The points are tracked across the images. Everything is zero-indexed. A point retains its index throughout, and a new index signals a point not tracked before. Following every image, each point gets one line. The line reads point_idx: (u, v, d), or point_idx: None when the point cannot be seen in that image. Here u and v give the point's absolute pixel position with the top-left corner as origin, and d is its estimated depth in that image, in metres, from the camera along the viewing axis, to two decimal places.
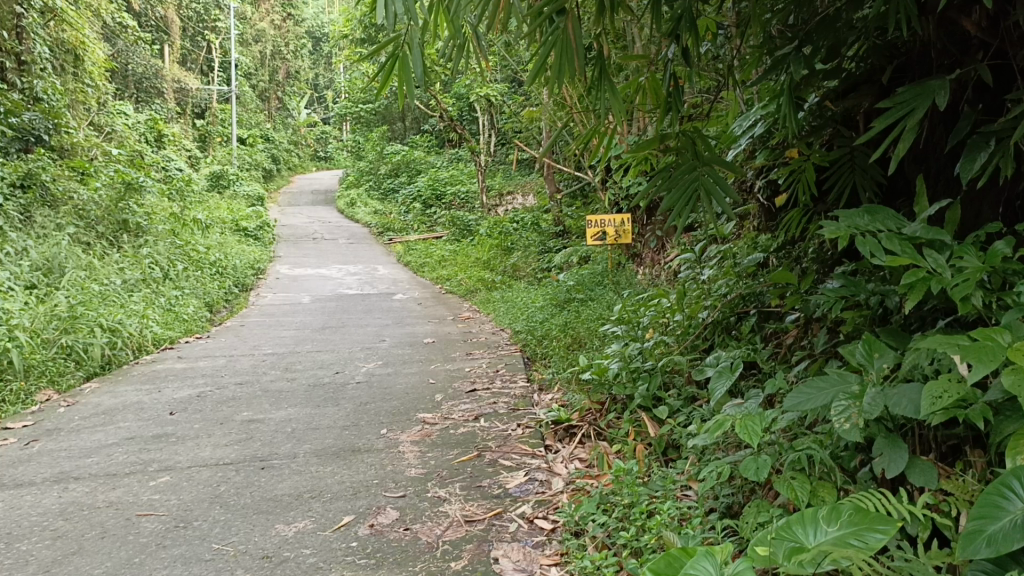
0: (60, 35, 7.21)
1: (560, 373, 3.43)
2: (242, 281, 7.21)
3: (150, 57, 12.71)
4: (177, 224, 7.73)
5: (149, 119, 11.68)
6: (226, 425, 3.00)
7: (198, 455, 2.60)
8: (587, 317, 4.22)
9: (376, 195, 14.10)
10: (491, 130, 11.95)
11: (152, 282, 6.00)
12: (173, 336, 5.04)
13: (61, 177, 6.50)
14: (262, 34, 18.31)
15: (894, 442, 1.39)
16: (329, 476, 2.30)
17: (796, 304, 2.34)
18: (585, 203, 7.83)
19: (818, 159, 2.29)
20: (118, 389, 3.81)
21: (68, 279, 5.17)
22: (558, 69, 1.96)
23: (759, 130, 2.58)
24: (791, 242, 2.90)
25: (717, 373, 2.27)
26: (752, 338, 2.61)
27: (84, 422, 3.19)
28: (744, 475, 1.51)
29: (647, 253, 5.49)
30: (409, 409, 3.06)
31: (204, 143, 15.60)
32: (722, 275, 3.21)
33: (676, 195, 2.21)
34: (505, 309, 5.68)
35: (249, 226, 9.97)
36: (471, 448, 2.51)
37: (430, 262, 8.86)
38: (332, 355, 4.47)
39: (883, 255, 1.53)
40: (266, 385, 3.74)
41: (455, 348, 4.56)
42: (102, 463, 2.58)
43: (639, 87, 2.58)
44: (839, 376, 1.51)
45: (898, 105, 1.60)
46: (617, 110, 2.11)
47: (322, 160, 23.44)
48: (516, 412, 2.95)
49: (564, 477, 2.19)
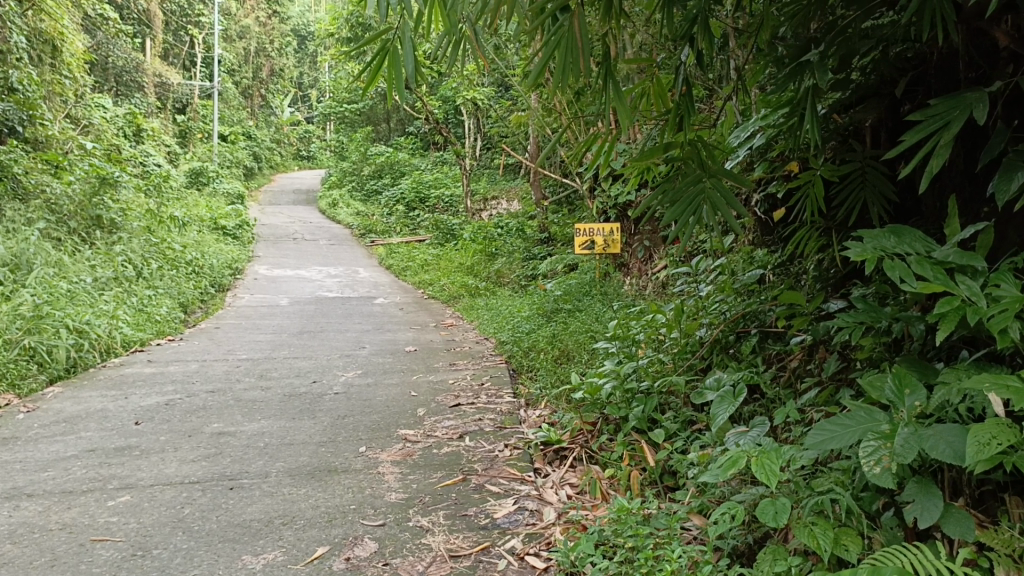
0: (37, 24, 7.00)
1: (548, 389, 3.29)
2: (219, 282, 7.02)
3: (131, 51, 12.48)
4: (153, 221, 7.52)
5: (127, 114, 11.43)
6: (195, 438, 2.83)
7: (162, 472, 2.43)
8: (575, 329, 4.09)
9: (359, 196, 13.91)
10: (477, 134, 11.83)
11: (124, 281, 5.80)
12: (144, 338, 4.85)
13: (33, 170, 6.28)
14: (246, 30, 18.09)
15: (928, 488, 1.25)
16: (302, 499, 2.15)
17: (801, 326, 2.23)
18: (572, 210, 7.72)
19: (828, 174, 2.17)
20: (83, 395, 3.63)
21: (36, 276, 4.96)
22: (561, 71, 1.81)
23: (761, 142, 2.45)
24: (791, 259, 2.79)
25: (719, 399, 2.15)
26: (754, 360, 2.48)
27: (43, 431, 3.01)
28: (761, 521, 1.36)
29: (635, 263, 5.38)
30: (390, 425, 2.90)
31: (184, 139, 15.35)
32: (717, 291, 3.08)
33: (679, 207, 2.06)
34: (489, 318, 5.53)
35: (227, 225, 9.77)
36: (456, 470, 2.36)
37: (413, 265, 8.69)
38: (310, 363, 4.31)
39: (913, 281, 1.37)
40: (239, 393, 3.57)
41: (438, 358, 4.41)
42: (59, 479, 2.40)
43: (644, 89, 2.45)
44: (866, 413, 1.37)
45: (930, 118, 1.46)
46: (622, 117, 1.96)
47: (305, 159, 23.15)
48: (502, 431, 2.80)
49: (556, 507, 2.05)
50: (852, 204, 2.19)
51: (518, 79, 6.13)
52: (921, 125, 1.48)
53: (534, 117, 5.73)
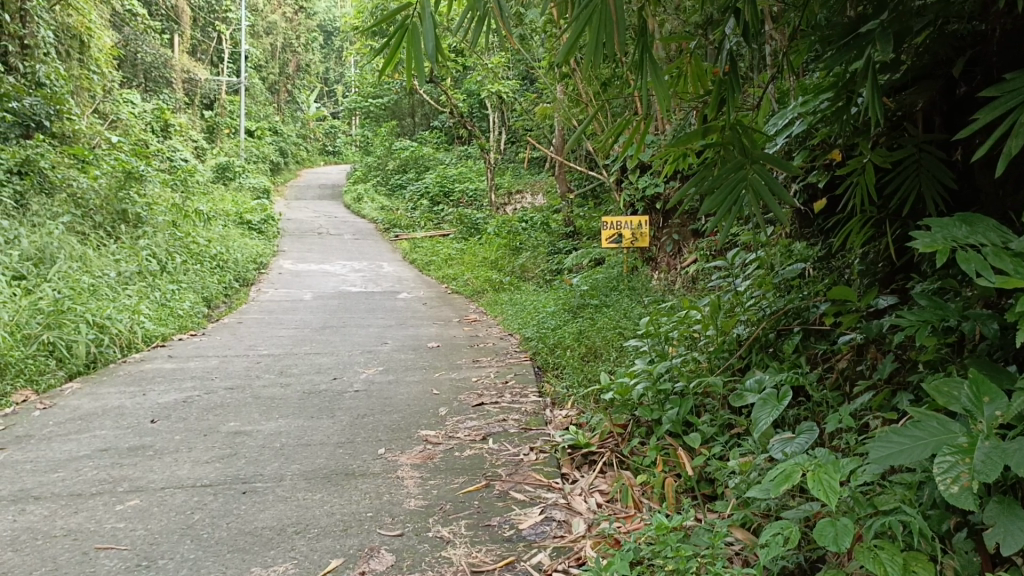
0: (65, 19, 6.99)
1: (575, 388, 3.16)
2: (243, 276, 6.96)
3: (159, 47, 12.49)
4: (179, 215, 7.48)
5: (155, 109, 11.45)
6: (210, 437, 2.74)
7: (174, 473, 2.33)
8: (603, 325, 3.95)
9: (383, 190, 13.82)
10: (501, 127, 11.72)
11: (148, 275, 5.75)
12: (166, 333, 4.77)
13: (60, 165, 6.26)
14: (273, 26, 18.10)
15: (1012, 510, 1.12)
16: (317, 505, 2.04)
17: (852, 323, 2.10)
18: (598, 203, 7.55)
19: (880, 161, 2.04)
20: (101, 391, 3.55)
21: (59, 271, 4.90)
22: (593, 47, 1.66)
23: (803, 128, 2.32)
24: (835, 253, 2.66)
25: (761, 402, 2.03)
26: (797, 360, 2.34)
27: (57, 429, 2.93)
28: (819, 542, 1.23)
29: (663, 257, 5.23)
30: (410, 424, 2.79)
31: (211, 135, 15.38)
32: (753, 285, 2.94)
33: (718, 195, 1.91)
34: (513, 313, 5.41)
35: (253, 219, 9.72)
36: (479, 475, 2.24)
37: (436, 260, 8.58)
38: (331, 359, 4.21)
39: (992, 275, 1.22)
40: (258, 391, 3.47)
41: (460, 354, 4.29)
42: (69, 481, 2.31)
43: (681, 69, 2.31)
44: (939, 424, 1.24)
45: (1007, 94, 1.33)
46: (660, 98, 1.81)
47: (331, 154, 23.07)
48: (527, 433, 2.67)
49: (586, 518, 1.93)
50: (905, 193, 2.07)
51: (544, 70, 5.99)
52: (997, 102, 1.34)
53: (560, 109, 5.61)
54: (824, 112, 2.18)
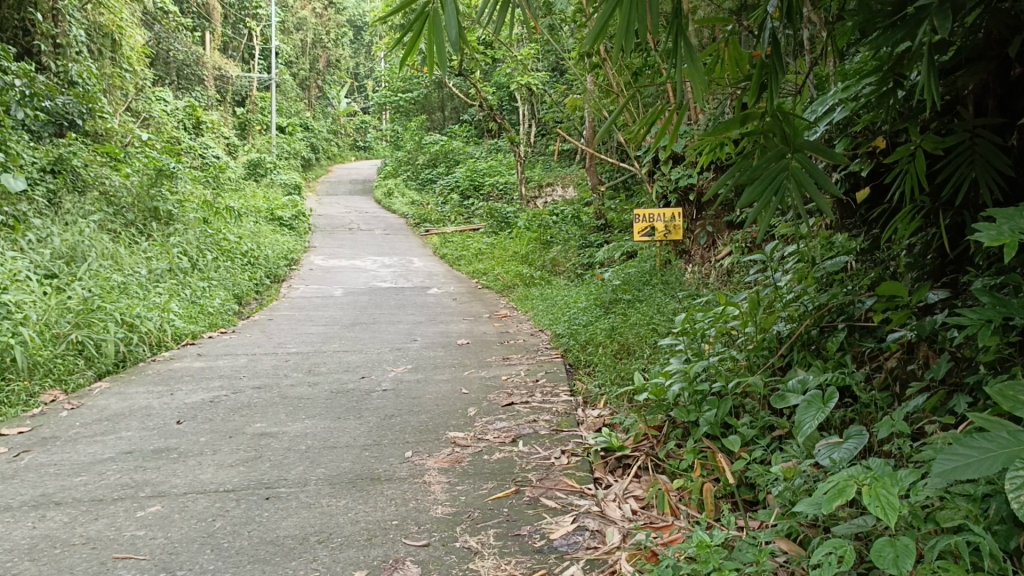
0: (97, 18, 7.01)
1: (608, 387, 3.07)
2: (274, 272, 6.94)
3: (191, 45, 12.55)
4: (211, 212, 7.47)
5: (187, 107, 11.49)
6: (235, 439, 2.68)
7: (197, 478, 2.28)
8: (636, 321, 3.84)
9: (414, 185, 13.79)
10: (531, 120, 11.63)
11: (179, 272, 5.73)
12: (196, 331, 4.75)
13: (92, 162, 6.26)
14: (304, 22, 18.15)
15: None
16: (341, 513, 1.97)
17: (903, 319, 1.99)
18: (629, 195, 7.42)
19: (930, 147, 1.93)
20: (129, 390, 3.52)
21: (89, 269, 4.90)
22: (624, 29, 1.55)
23: (845, 114, 2.21)
24: (880, 245, 2.55)
25: (805, 404, 1.95)
26: (842, 358, 2.23)
27: (84, 429, 2.89)
28: (877, 564, 1.13)
29: (697, 250, 5.11)
30: (439, 425, 2.72)
31: (243, 131, 15.43)
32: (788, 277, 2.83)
33: (759, 185, 1.81)
34: (544, 308, 5.32)
35: (284, 215, 9.70)
36: (508, 480, 2.16)
37: (466, 255, 8.51)
38: (360, 356, 4.15)
39: None
40: (285, 390, 3.41)
41: (490, 352, 4.21)
42: (91, 485, 2.27)
43: (718, 55, 2.20)
44: (1008, 436, 1.14)
45: None
46: (698, 84, 1.70)
47: (361, 150, 23.10)
48: (558, 435, 2.58)
49: (621, 528, 1.84)
50: (958, 180, 1.96)
51: (573, 61, 5.90)
52: None
53: (590, 100, 5.51)
54: (868, 97, 2.08)
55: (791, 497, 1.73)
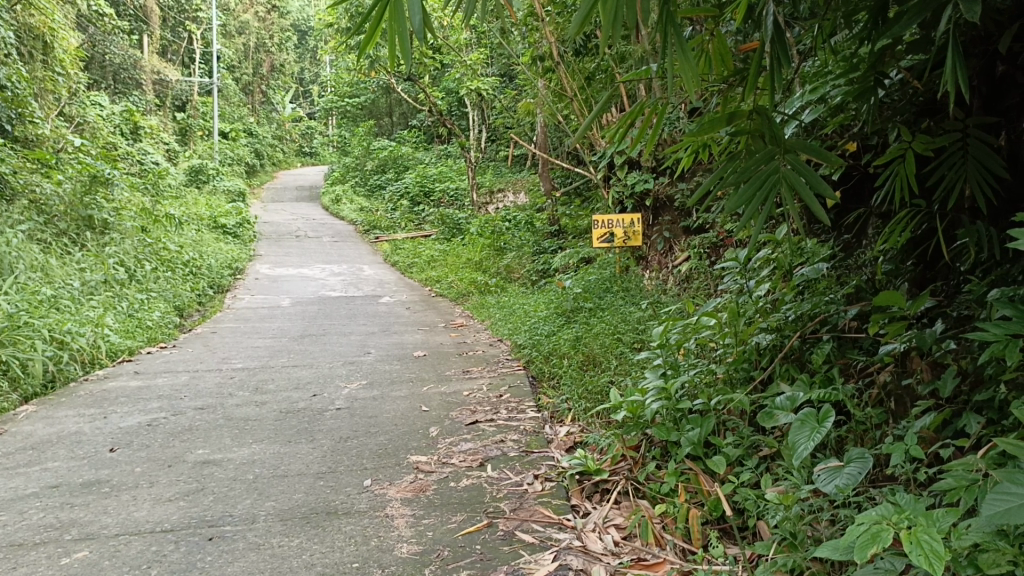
0: (27, 19, 6.62)
1: (576, 402, 2.90)
2: (218, 282, 6.64)
3: (128, 48, 12.11)
4: (149, 220, 7.13)
5: (124, 111, 11.05)
6: (175, 468, 2.45)
7: (131, 516, 2.05)
8: (601, 330, 3.69)
9: (362, 191, 13.50)
10: (482, 125, 11.46)
11: (115, 284, 5.42)
12: (133, 346, 4.46)
13: (22, 170, 5.90)
14: (246, 25, 17.70)
15: None
16: (295, 554, 1.77)
17: (900, 330, 1.86)
18: (583, 201, 7.26)
19: (922, 149, 1.79)
20: (57, 415, 3.24)
21: (17, 282, 4.57)
22: (612, 21, 1.31)
23: (819, 114, 2.05)
24: (859, 253, 2.44)
25: (799, 422, 1.81)
26: (829, 372, 2.11)
27: (4, 461, 2.62)
28: None
29: (655, 255, 4.98)
30: (398, 448, 2.53)
31: (184, 137, 14.95)
32: (758, 280, 2.72)
33: (749, 188, 1.62)
34: (501, 317, 5.16)
35: (227, 223, 9.36)
36: (479, 512, 1.98)
37: (418, 262, 8.31)
38: (310, 372, 3.92)
39: None
40: (230, 411, 3.17)
41: (450, 364, 4.01)
42: (11, 527, 2.02)
43: (702, 51, 2.02)
44: None
45: None
46: (689, 79, 1.53)
47: (307, 156, 22.64)
48: (529, 457, 2.41)
49: (608, 567, 1.68)
50: (950, 183, 1.81)
51: (527, 65, 5.75)
52: None
53: (542, 104, 5.36)
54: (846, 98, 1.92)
55: (792, 528, 1.58)
